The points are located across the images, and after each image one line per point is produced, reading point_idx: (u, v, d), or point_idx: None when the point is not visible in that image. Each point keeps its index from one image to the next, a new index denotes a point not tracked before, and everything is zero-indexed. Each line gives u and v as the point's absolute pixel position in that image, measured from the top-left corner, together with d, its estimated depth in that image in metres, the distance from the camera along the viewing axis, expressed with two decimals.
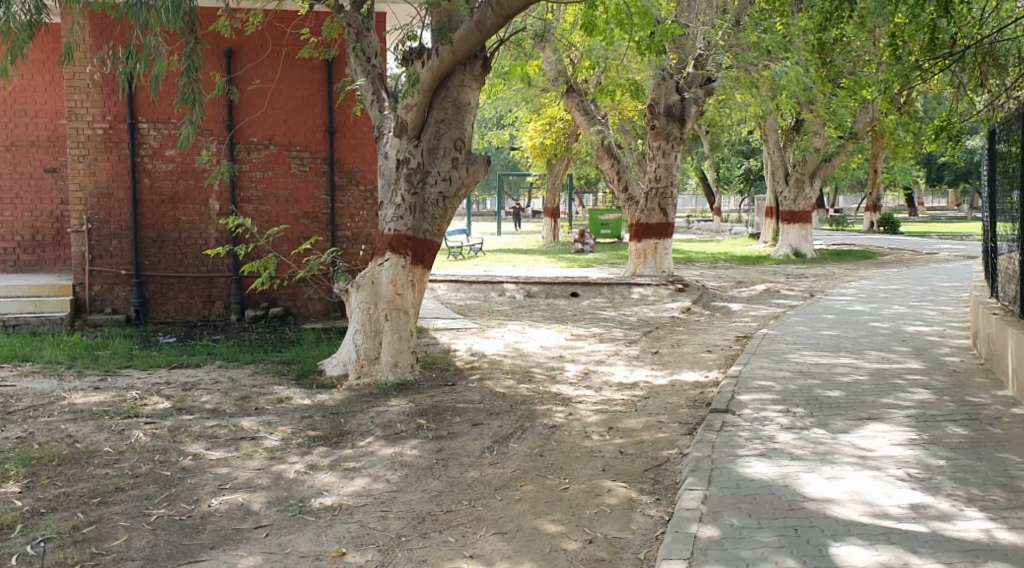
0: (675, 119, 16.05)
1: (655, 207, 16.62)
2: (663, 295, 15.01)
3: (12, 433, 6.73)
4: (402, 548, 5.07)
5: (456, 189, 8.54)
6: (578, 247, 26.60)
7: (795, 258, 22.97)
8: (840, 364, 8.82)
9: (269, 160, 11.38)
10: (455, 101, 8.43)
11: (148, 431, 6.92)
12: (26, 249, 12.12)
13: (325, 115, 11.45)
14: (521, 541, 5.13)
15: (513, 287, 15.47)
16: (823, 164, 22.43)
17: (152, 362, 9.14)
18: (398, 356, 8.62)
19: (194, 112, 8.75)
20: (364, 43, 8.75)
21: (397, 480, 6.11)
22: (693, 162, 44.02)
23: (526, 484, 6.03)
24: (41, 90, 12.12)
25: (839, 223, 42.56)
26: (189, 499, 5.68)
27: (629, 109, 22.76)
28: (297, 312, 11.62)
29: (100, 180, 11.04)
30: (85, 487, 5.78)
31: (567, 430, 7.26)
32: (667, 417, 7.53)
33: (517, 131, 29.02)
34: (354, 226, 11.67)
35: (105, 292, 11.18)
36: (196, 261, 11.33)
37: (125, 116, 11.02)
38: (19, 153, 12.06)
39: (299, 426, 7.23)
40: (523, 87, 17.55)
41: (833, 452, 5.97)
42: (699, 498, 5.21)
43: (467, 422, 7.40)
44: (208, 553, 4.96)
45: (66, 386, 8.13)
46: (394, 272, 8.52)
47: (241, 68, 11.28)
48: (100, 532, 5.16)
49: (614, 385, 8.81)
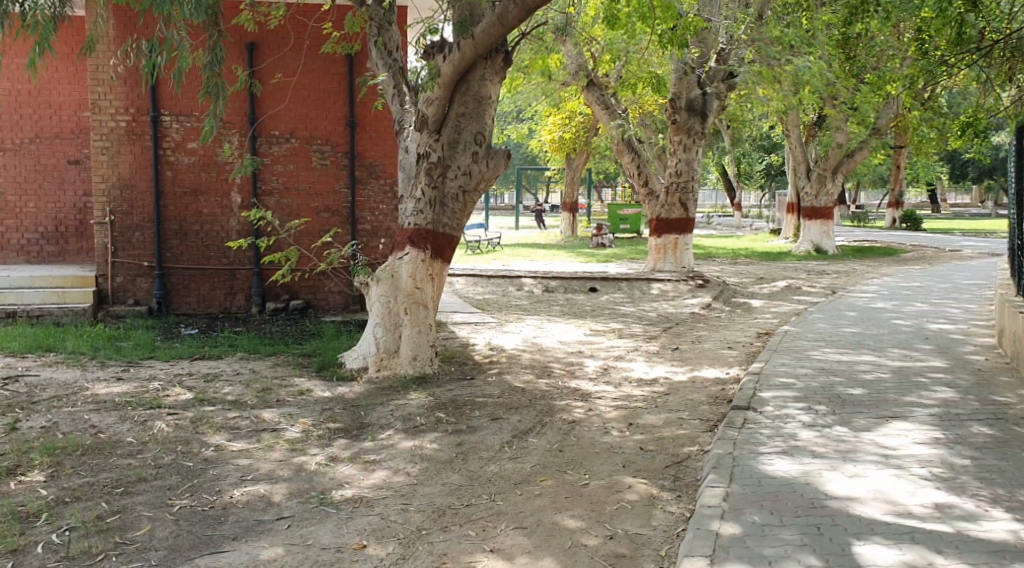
0: (696, 114, 15.87)
1: (676, 202, 16.37)
2: (683, 291, 14.93)
3: (35, 423, 6.78)
4: (423, 541, 5.09)
5: (476, 183, 8.58)
6: (598, 242, 26.37)
7: (816, 255, 22.82)
8: (862, 363, 8.72)
9: (289, 153, 11.42)
10: (476, 95, 8.47)
11: (171, 422, 6.96)
12: (50, 241, 12.23)
13: (346, 108, 11.48)
14: (542, 536, 5.13)
15: (530, 282, 15.38)
16: (846, 160, 22.31)
17: (174, 354, 9.19)
18: (417, 349, 8.61)
19: (218, 105, 8.75)
20: (386, 36, 8.78)
21: (417, 474, 6.13)
22: (713, 157, 43.81)
23: (546, 479, 6.02)
24: (65, 83, 12.21)
25: (861, 219, 42.32)
26: (211, 490, 5.71)
27: (650, 105, 22.62)
28: (316, 305, 11.67)
29: (123, 172, 11.11)
30: (109, 477, 5.83)
31: (587, 426, 7.24)
32: (689, 414, 7.49)
33: (537, 125, 28.94)
34: (373, 219, 11.66)
35: (127, 283, 11.26)
36: (219, 253, 11.39)
37: (148, 109, 11.07)
38: (42, 144, 12.12)
39: (320, 418, 7.26)
40: (544, 81, 17.43)
41: (855, 450, 5.92)
42: (720, 495, 5.18)
43: (486, 416, 7.40)
44: (230, 544, 4.99)
45: (89, 377, 8.20)
46: (414, 266, 8.53)
47: (263, 62, 11.33)
48: (124, 522, 5.20)
49: (633, 382, 8.78)
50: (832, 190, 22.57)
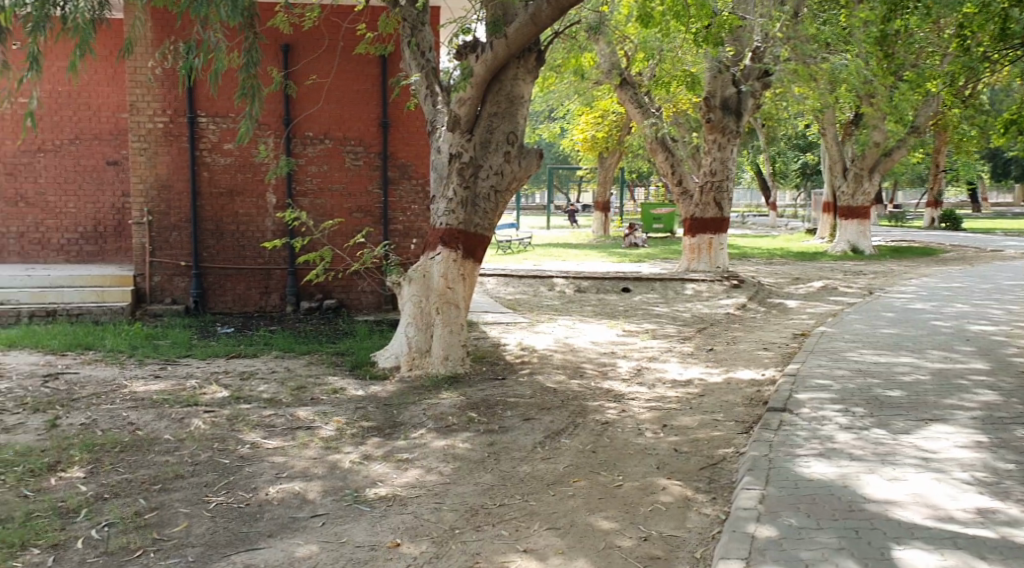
0: (731, 112, 15.74)
1: (710, 202, 16.24)
2: (718, 292, 14.82)
3: (75, 420, 6.88)
4: (456, 540, 5.09)
5: (508, 183, 8.55)
6: (631, 242, 26.23)
7: (853, 255, 22.54)
8: (901, 364, 8.59)
9: (323, 154, 11.49)
10: (508, 95, 8.45)
11: (207, 419, 7.04)
12: (89, 240, 12.43)
13: (379, 109, 11.52)
14: (575, 537, 5.12)
15: (562, 282, 15.35)
16: (883, 159, 22.01)
17: (211, 352, 9.29)
18: (449, 349, 8.63)
19: (254, 106, 8.83)
20: (419, 37, 8.79)
21: (450, 473, 6.13)
22: (748, 156, 43.44)
23: (579, 480, 5.99)
24: (104, 84, 12.40)
25: (899, 219, 41.73)
26: (247, 487, 5.76)
27: (684, 104, 22.47)
28: (349, 305, 11.74)
29: (161, 173, 11.25)
30: (147, 473, 5.90)
31: (620, 427, 7.20)
32: (723, 416, 7.43)
33: (569, 124, 28.87)
34: (406, 219, 11.70)
35: (165, 282, 11.39)
36: (254, 253, 11.50)
37: (185, 111, 11.19)
38: (82, 145, 12.30)
39: (353, 417, 7.29)
40: (577, 80, 17.38)
41: (894, 453, 5.84)
42: (756, 498, 5.13)
43: (518, 416, 7.39)
44: (266, 541, 5.03)
45: (128, 374, 8.31)
46: (445, 266, 8.54)
47: (298, 64, 11.41)
48: (162, 518, 5.25)
49: (667, 383, 8.72)
50: (870, 189, 22.29)
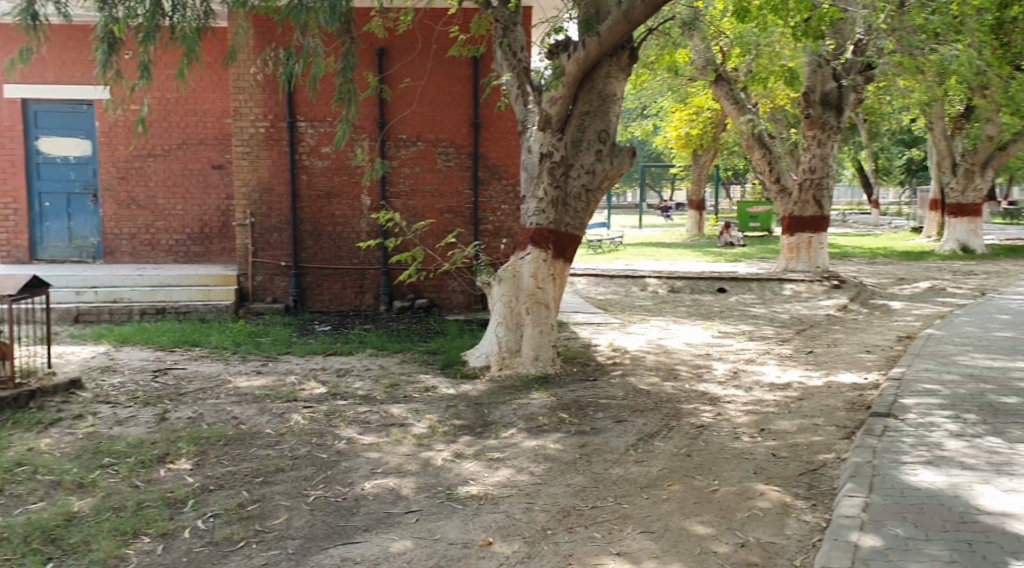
0: (831, 107, 15.30)
1: (809, 199, 15.79)
2: (817, 293, 14.42)
3: (183, 414, 7.14)
4: (549, 541, 5.07)
5: (600, 181, 8.49)
6: (726, 241, 25.67)
7: (962, 255, 21.59)
8: (1016, 370, 8.17)
9: (416, 156, 11.63)
10: (600, 93, 8.40)
11: (306, 415, 7.20)
12: (196, 241, 12.89)
13: (470, 110, 11.61)
14: (669, 541, 5.04)
15: (655, 282, 15.18)
16: (996, 153, 21.01)
17: (309, 349, 9.51)
18: (539, 349, 8.62)
19: (351, 110, 9.00)
20: (511, 37, 8.78)
21: (542, 473, 6.11)
22: (850, 152, 42.08)
23: (673, 484, 5.90)
24: (209, 91, 12.83)
25: (1012, 216, 39.79)
26: (344, 482, 5.86)
27: (782, 100, 21.94)
28: (440, 304, 11.86)
29: (262, 176, 11.57)
30: (250, 466, 6.07)
31: (715, 430, 7.06)
32: (824, 420, 7.21)
33: (662, 122, 28.52)
34: (496, 219, 11.76)
35: (266, 282, 11.71)
36: (349, 253, 11.74)
37: (285, 115, 11.49)
38: (189, 150, 12.77)
39: (445, 415, 7.35)
40: (671, 77, 17.15)
41: (1009, 463, 5.55)
42: (859, 505, 4.95)
43: (611, 418, 7.32)
44: (362, 535, 5.11)
45: (232, 370, 8.57)
46: (536, 265, 8.53)
47: (392, 67, 11.57)
48: (263, 510, 5.39)
49: (764, 386, 8.51)
50: (981, 186, 21.31)
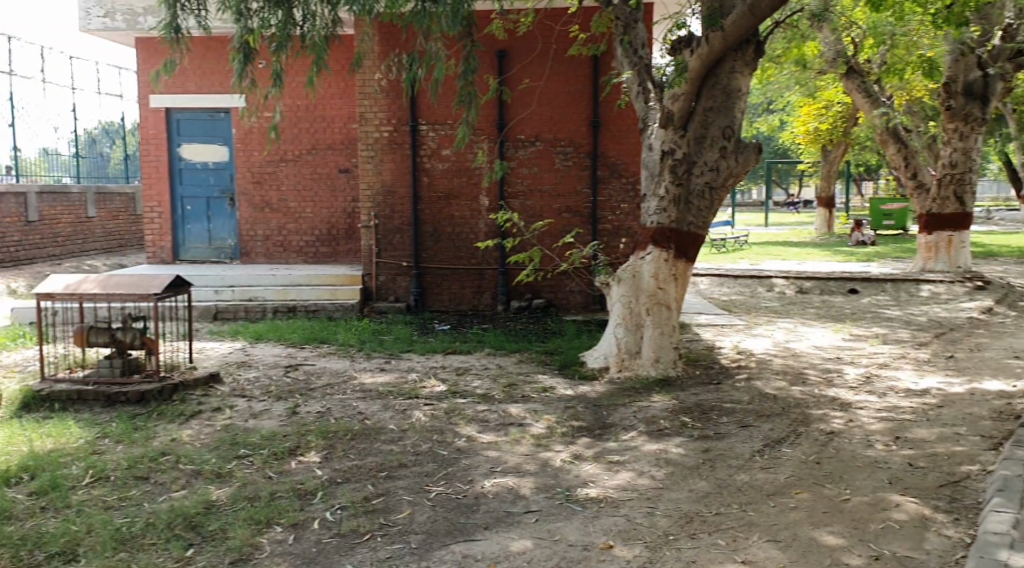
0: (975, 98, 14.43)
1: (950, 195, 14.99)
2: (958, 294, 13.65)
3: (312, 408, 7.33)
4: (671, 546, 4.95)
5: (725, 179, 8.24)
6: (857, 240, 24.63)
7: None
8: None
9: (535, 156, 11.63)
10: (725, 88, 8.13)
11: (427, 412, 7.28)
12: (324, 243, 13.28)
13: (590, 109, 11.53)
14: (799, 552, 4.84)
15: (782, 283, 14.71)
16: None
17: (429, 348, 9.63)
18: (660, 351, 8.45)
19: (472, 112, 9.06)
20: (632, 35, 8.61)
21: (663, 477, 5.97)
22: (996, 146, 39.66)
23: (802, 492, 5.66)
24: (337, 97, 13.16)
25: None
26: (464, 479, 5.88)
27: (919, 92, 20.88)
28: (558, 304, 11.83)
29: (386, 179, 11.78)
30: (374, 461, 6.17)
31: (847, 438, 6.74)
32: (966, 430, 6.78)
33: (790, 118, 27.62)
34: (615, 218, 11.64)
35: (389, 282, 11.93)
36: (469, 253, 11.85)
37: (408, 119, 11.67)
38: (318, 155, 13.16)
39: (563, 416, 7.29)
40: (799, 70, 16.57)
41: None
42: (1009, 522, 4.81)
43: (735, 423, 7.10)
44: (482, 533, 5.11)
45: (357, 367, 8.77)
46: (656, 265, 8.39)
47: (512, 68, 11.58)
48: (387, 504, 5.46)
49: (900, 392, 8.08)
50: None
